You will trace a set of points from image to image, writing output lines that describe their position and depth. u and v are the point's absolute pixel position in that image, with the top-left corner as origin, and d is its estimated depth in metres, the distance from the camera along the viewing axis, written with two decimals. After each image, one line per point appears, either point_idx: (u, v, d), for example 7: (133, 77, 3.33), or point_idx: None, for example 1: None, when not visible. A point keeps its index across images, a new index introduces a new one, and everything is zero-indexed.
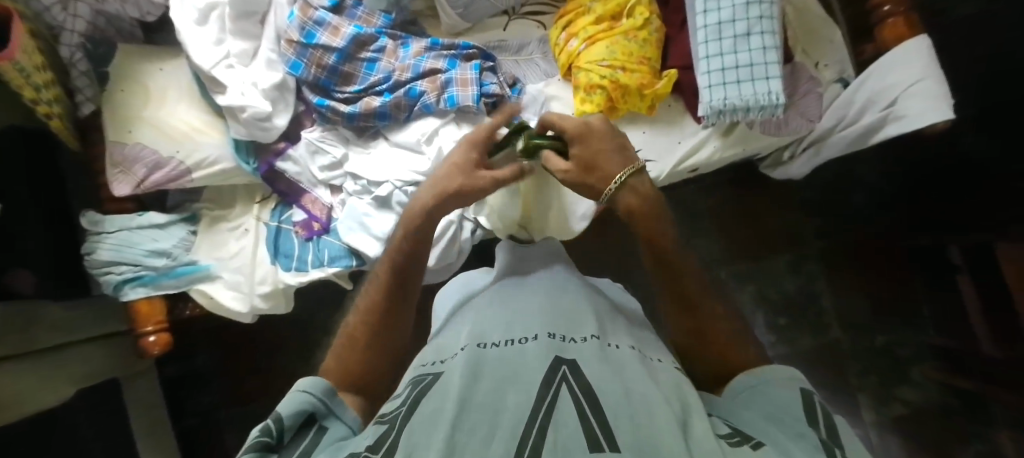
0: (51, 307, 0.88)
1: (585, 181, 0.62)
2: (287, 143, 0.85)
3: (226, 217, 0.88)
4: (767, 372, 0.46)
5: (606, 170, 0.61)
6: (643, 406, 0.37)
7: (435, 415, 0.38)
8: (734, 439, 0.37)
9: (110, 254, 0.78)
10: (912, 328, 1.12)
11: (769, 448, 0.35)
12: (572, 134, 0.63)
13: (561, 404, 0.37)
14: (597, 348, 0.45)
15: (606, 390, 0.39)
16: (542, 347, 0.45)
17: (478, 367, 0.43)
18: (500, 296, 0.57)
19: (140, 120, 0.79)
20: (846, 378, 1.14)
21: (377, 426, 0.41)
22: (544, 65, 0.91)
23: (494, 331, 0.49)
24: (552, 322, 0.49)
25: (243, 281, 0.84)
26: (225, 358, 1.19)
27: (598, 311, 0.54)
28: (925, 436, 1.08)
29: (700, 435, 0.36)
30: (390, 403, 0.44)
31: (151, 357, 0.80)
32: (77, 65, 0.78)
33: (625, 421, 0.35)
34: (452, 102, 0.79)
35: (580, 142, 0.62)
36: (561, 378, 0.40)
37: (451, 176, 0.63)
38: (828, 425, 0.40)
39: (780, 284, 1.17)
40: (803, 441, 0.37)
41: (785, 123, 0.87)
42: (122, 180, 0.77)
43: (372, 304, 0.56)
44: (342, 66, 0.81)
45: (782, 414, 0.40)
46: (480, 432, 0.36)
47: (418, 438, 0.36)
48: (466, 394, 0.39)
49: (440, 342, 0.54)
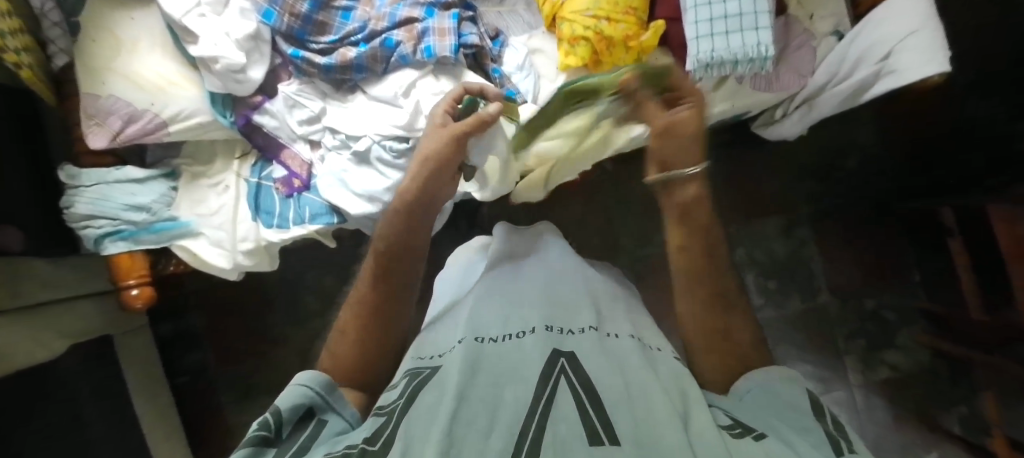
0: (38, 264, 0.88)
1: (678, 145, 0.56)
2: (263, 97, 0.83)
3: (206, 174, 0.87)
4: (767, 373, 0.44)
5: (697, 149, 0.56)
6: (643, 402, 0.37)
7: (433, 410, 0.36)
8: (736, 430, 0.36)
9: (89, 208, 0.78)
10: (902, 293, 1.12)
11: (771, 439, 0.35)
12: (691, 99, 0.58)
13: (559, 398, 0.37)
14: (594, 341, 0.45)
15: (605, 385, 0.38)
16: (540, 340, 0.44)
17: (476, 361, 0.41)
18: (495, 282, 0.56)
19: (113, 72, 0.77)
20: (835, 342, 1.13)
21: (375, 418, 0.38)
22: (528, 16, 0.88)
23: (492, 326, 0.48)
24: (550, 314, 0.49)
25: (225, 238, 0.84)
26: (216, 317, 1.20)
27: (596, 302, 0.53)
28: (911, 398, 1.09)
29: (700, 426, 0.35)
30: (389, 395, 0.42)
31: (134, 310, 0.81)
32: (49, 15, 0.76)
33: (625, 417, 0.35)
34: (429, 52, 0.77)
35: (693, 111, 0.57)
36: (559, 371, 0.39)
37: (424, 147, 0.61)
38: (834, 418, 0.40)
39: (771, 248, 1.16)
40: (809, 434, 0.36)
41: (776, 78, 0.84)
42: (98, 132, 0.76)
43: (361, 293, 0.53)
44: (315, 14, 0.80)
45: (787, 410, 0.40)
46: (478, 426, 0.34)
47: (416, 429, 0.34)
48: (463, 388, 0.37)
49: (435, 334, 0.52)
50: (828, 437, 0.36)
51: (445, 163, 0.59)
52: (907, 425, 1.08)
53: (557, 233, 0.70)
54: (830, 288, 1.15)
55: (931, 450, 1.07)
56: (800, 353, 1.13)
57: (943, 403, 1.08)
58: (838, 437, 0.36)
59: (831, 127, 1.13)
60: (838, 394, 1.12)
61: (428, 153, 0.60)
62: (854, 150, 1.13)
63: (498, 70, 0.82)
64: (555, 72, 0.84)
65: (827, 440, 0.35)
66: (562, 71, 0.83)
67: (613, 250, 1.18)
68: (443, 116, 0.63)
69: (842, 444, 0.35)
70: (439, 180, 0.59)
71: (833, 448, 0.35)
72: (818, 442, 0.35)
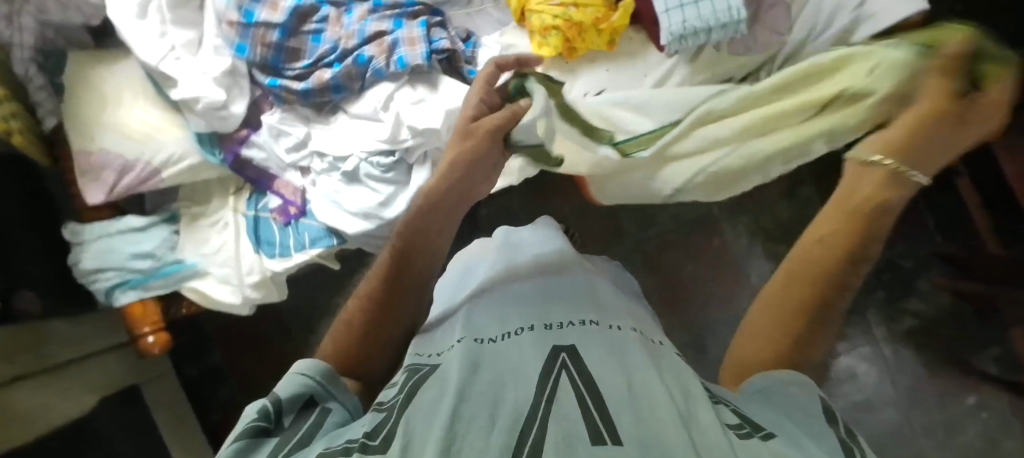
0: (57, 324, 0.90)
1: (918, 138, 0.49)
2: (248, 130, 0.84)
3: (204, 213, 0.88)
4: (778, 373, 0.41)
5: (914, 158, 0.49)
6: (646, 399, 0.36)
7: (432, 407, 0.36)
8: (743, 430, 0.34)
9: (95, 261, 0.79)
10: (917, 240, 1.09)
11: (778, 440, 0.32)
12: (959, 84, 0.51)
13: (562, 394, 0.36)
14: (597, 335, 0.45)
15: (606, 381, 0.38)
16: (539, 337, 0.45)
17: (476, 360, 0.42)
18: (496, 287, 0.57)
19: (101, 126, 0.79)
20: (856, 298, 1.11)
21: (374, 414, 0.38)
22: (497, 13, 0.88)
23: (489, 327, 0.49)
24: (546, 311, 0.50)
25: (231, 273, 0.85)
26: (237, 352, 1.22)
27: (597, 297, 0.54)
28: (939, 345, 1.07)
29: (705, 425, 0.33)
30: (388, 392, 0.42)
31: (153, 356, 0.82)
32: (33, 80, 0.78)
33: (627, 411, 0.34)
34: (401, 63, 0.77)
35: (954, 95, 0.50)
36: (560, 367, 0.40)
37: (456, 147, 0.59)
38: (850, 429, 0.36)
39: (776, 211, 1.14)
40: (822, 441, 0.33)
41: (753, 40, 0.82)
42: (95, 186, 0.78)
43: (368, 291, 0.54)
44: (286, 42, 0.80)
45: (795, 411, 0.37)
46: (479, 421, 0.34)
47: (418, 424, 0.34)
48: (464, 386, 0.37)
49: (434, 334, 0.53)
50: (841, 445, 0.33)
51: (475, 165, 0.59)
52: (939, 371, 1.06)
53: (557, 230, 0.73)
54: None
55: (969, 394, 1.05)
56: None
57: (973, 346, 1.05)
58: (853, 445, 0.33)
59: None
60: (865, 350, 1.10)
61: (462, 155, 0.58)
62: None
63: (473, 70, 0.82)
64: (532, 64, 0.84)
65: (841, 447, 0.32)
66: (538, 63, 0.83)
67: (617, 234, 1.17)
68: (473, 109, 0.62)
69: (858, 453, 0.32)
70: (469, 180, 0.59)
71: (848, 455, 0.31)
72: (831, 448, 0.32)
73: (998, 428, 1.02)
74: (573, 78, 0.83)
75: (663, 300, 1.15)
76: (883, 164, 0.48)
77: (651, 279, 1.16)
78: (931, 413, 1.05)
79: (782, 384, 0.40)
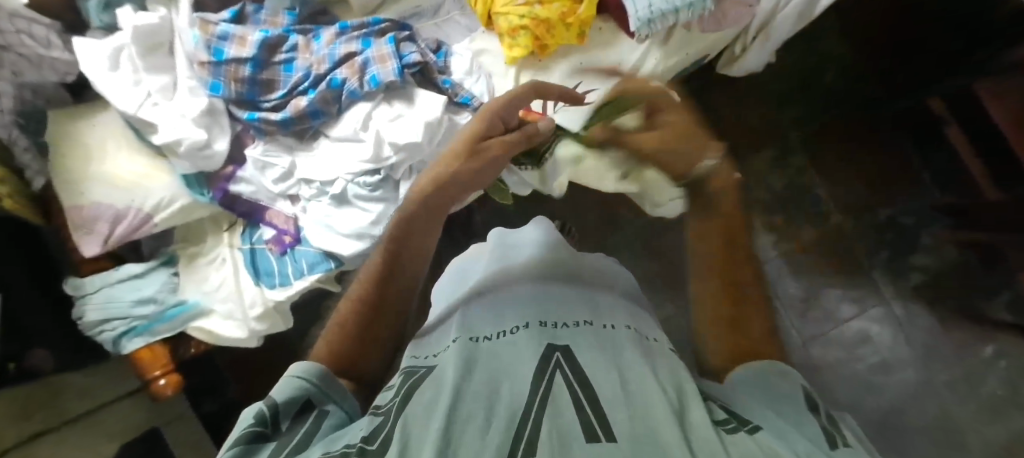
0: (75, 376, 0.97)
1: (682, 146, 0.52)
2: (234, 166, 0.85)
3: (201, 252, 0.89)
4: (752, 365, 0.43)
5: (695, 154, 0.51)
6: (641, 401, 0.37)
7: (428, 408, 0.36)
8: (730, 424, 0.35)
9: (100, 312, 0.80)
10: (915, 194, 1.09)
11: (765, 432, 0.34)
12: (665, 105, 0.59)
13: (556, 392, 0.37)
14: (590, 335, 0.47)
15: (599, 380, 0.39)
16: (533, 335, 0.46)
17: (471, 359, 0.42)
18: (490, 288, 0.58)
19: (89, 179, 0.79)
20: (860, 259, 1.11)
21: (372, 417, 0.39)
22: (464, 20, 0.89)
23: (484, 324, 0.50)
24: (542, 311, 0.51)
25: (235, 308, 0.86)
26: (253, 385, 1.22)
27: (591, 299, 0.55)
28: (949, 297, 1.06)
29: (698, 422, 0.35)
30: (384, 396, 0.42)
31: (167, 399, 0.81)
32: (17, 142, 0.79)
33: (622, 411, 0.35)
34: (374, 81, 0.78)
35: (674, 111, 0.57)
36: (554, 366, 0.40)
37: (460, 157, 0.62)
38: (830, 416, 0.38)
39: (768, 183, 1.14)
40: (806, 428, 0.36)
41: (724, 15, 0.81)
42: (90, 239, 0.79)
43: (364, 293, 0.53)
44: (259, 74, 0.81)
45: (783, 403, 0.38)
46: (476, 421, 0.34)
47: (414, 426, 0.35)
48: (460, 385, 0.38)
49: (431, 338, 0.53)
50: (823, 433, 0.35)
51: (475, 174, 0.62)
52: (952, 324, 1.06)
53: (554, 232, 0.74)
54: (841, 207, 1.12)
55: (989, 343, 1.04)
56: (829, 279, 1.11)
57: (983, 295, 1.05)
58: (833, 432, 0.35)
59: (799, 47, 1.11)
60: (875, 310, 1.09)
61: (467, 168, 0.61)
62: (827, 63, 1.11)
63: (447, 80, 0.82)
64: (504, 67, 0.84)
65: (823, 435, 0.34)
66: (511, 65, 0.83)
67: (614, 224, 1.17)
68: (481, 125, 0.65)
69: (838, 441, 0.34)
70: (467, 187, 0.62)
71: (828, 442, 0.34)
72: (814, 436, 0.34)
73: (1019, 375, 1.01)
74: (548, 75, 0.83)
75: (667, 284, 1.14)
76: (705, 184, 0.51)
77: (653, 265, 1.15)
78: (949, 367, 1.05)
79: (759, 373, 0.42)
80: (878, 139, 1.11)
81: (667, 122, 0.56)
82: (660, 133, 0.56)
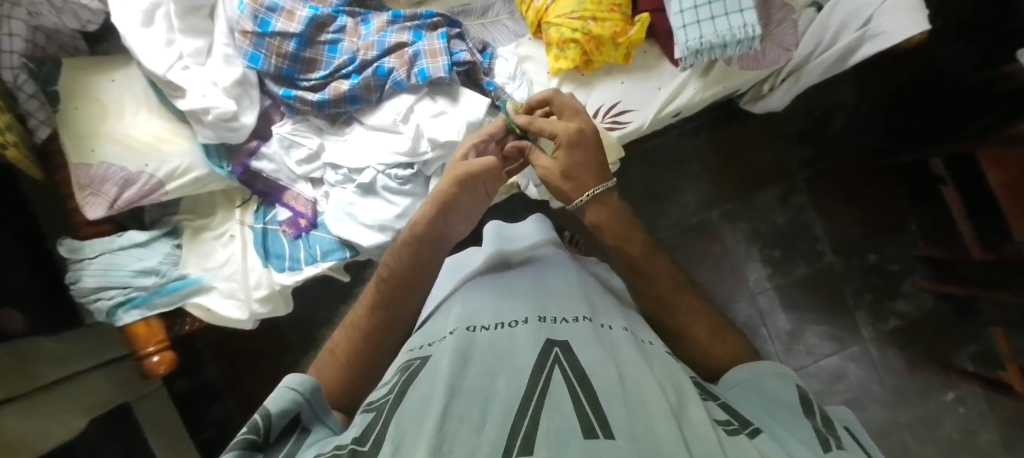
0: (42, 342, 0.82)
1: (561, 186, 0.61)
2: (258, 141, 0.82)
3: (208, 226, 0.85)
4: (764, 366, 0.47)
5: (571, 195, 0.60)
6: (637, 395, 0.38)
7: (424, 405, 0.36)
8: (731, 426, 0.38)
9: (98, 280, 0.75)
10: (901, 243, 1.15)
11: (767, 434, 0.37)
12: (561, 136, 0.59)
13: (554, 389, 0.37)
14: (589, 329, 0.46)
15: (599, 376, 0.39)
16: (532, 329, 0.46)
17: (467, 353, 0.43)
18: (487, 283, 0.57)
19: (102, 137, 0.74)
20: (845, 300, 1.17)
21: (364, 415, 0.39)
22: (512, 25, 0.89)
23: (483, 314, 0.50)
24: (543, 305, 0.51)
25: (238, 288, 0.82)
26: (232, 367, 1.17)
27: (588, 293, 0.55)
28: (921, 343, 1.13)
29: (696, 421, 0.36)
30: (378, 392, 0.43)
31: (158, 377, 0.76)
32: (23, 88, 0.73)
33: (618, 406, 0.36)
34: (423, 75, 0.77)
35: (566, 149, 0.59)
36: (552, 360, 0.41)
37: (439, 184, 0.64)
38: (823, 412, 0.42)
39: (769, 217, 1.19)
40: (800, 431, 0.39)
41: (762, 56, 0.84)
42: (95, 201, 0.74)
43: (355, 323, 0.57)
44: (303, 52, 0.78)
45: (777, 406, 0.42)
46: (470, 418, 0.35)
47: (408, 424, 0.35)
48: (455, 381, 0.38)
49: (425, 329, 0.53)
50: (816, 435, 0.38)
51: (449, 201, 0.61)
52: (922, 369, 1.12)
53: (550, 225, 0.75)
54: (834, 247, 1.18)
55: (948, 391, 1.10)
56: (813, 314, 1.17)
57: (953, 344, 1.12)
58: (826, 434, 0.38)
59: (814, 92, 1.17)
60: (854, 349, 1.15)
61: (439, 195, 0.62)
62: (837, 111, 1.17)
63: (491, 82, 0.82)
64: (547, 77, 0.85)
65: (817, 439, 0.38)
66: (554, 75, 0.84)
67: None
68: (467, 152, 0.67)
69: (831, 443, 0.37)
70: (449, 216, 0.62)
71: (821, 444, 0.37)
72: (809, 440, 0.38)
73: (976, 423, 1.09)
74: (589, 90, 0.84)
75: None
76: (584, 204, 0.60)
77: None
78: (914, 409, 1.11)
79: (765, 376, 0.46)
80: (876, 187, 1.16)
81: (554, 158, 0.61)
82: (548, 166, 0.61)
